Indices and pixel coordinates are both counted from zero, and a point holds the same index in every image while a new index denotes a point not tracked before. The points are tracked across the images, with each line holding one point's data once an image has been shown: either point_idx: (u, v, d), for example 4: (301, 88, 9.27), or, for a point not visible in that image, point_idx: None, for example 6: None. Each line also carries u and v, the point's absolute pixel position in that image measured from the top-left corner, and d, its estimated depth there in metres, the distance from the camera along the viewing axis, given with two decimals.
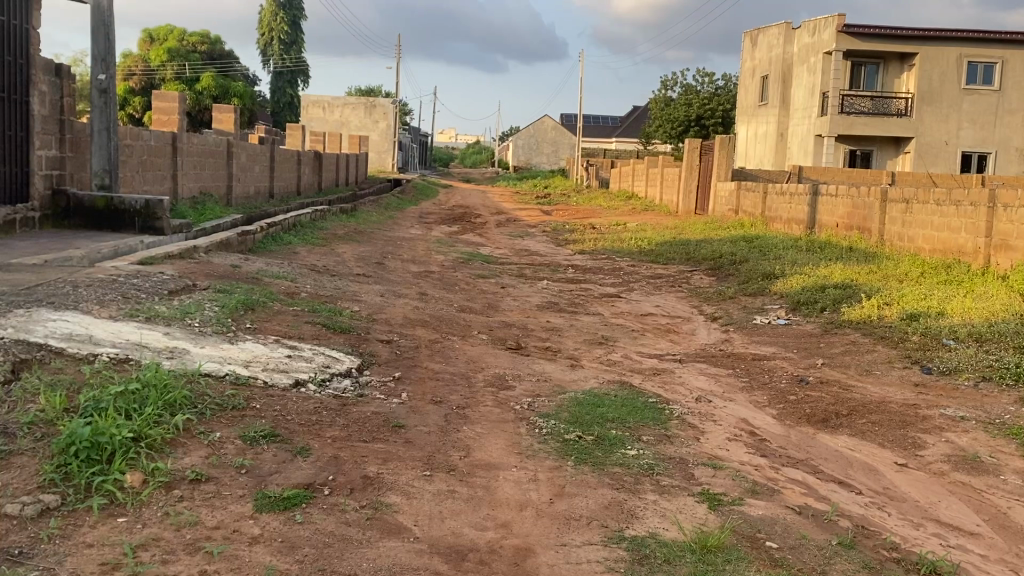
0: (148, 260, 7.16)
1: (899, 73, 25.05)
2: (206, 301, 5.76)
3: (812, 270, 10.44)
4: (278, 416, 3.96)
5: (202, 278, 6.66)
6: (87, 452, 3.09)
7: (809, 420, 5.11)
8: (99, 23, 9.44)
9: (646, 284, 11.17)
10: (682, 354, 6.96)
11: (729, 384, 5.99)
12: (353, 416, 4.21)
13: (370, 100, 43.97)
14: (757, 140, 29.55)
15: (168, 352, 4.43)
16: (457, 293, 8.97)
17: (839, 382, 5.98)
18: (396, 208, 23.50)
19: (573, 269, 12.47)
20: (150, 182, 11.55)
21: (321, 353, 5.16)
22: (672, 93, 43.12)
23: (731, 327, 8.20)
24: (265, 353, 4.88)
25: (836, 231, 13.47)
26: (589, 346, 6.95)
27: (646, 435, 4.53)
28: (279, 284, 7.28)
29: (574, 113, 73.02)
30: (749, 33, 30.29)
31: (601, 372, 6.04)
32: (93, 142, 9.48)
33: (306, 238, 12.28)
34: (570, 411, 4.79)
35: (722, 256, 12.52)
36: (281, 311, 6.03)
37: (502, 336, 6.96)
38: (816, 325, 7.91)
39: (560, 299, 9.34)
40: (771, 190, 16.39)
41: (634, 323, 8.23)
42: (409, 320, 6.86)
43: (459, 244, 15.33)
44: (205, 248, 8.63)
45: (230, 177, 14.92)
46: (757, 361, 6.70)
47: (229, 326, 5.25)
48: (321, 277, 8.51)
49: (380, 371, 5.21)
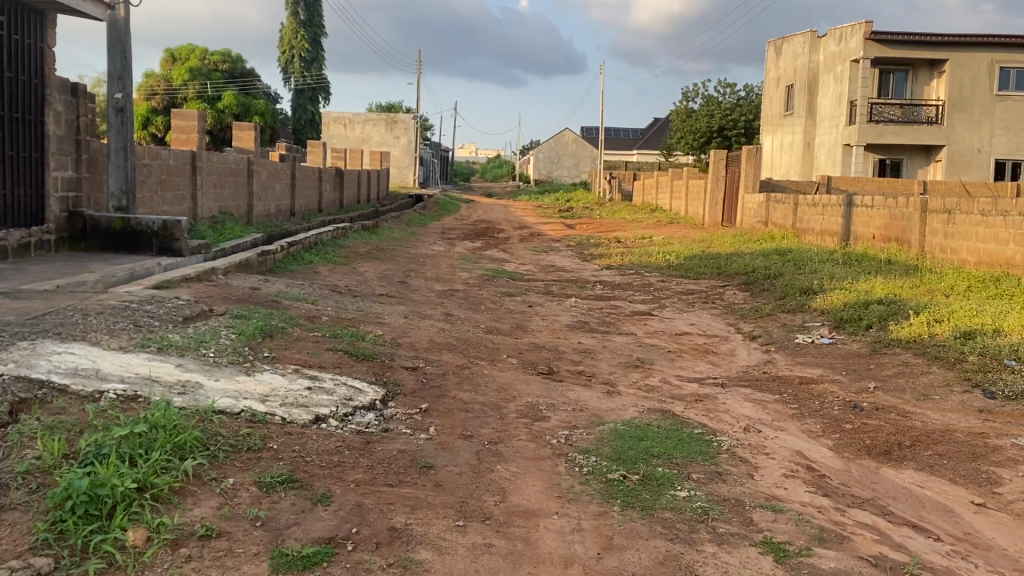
0: (164, 284, 6.90)
1: (929, 80, 24.57)
2: (222, 328, 5.46)
3: (852, 284, 10.01)
4: (297, 459, 3.64)
5: (219, 303, 6.37)
6: (84, 507, 2.78)
7: (868, 452, 4.72)
8: (115, 41, 9.24)
9: (678, 300, 10.80)
10: (723, 377, 6.58)
11: (778, 412, 5.60)
12: (377, 455, 3.88)
13: (391, 116, 43.88)
14: (783, 149, 29.06)
15: (180, 387, 4.12)
16: (483, 313, 8.64)
17: (895, 408, 5.57)
18: (418, 224, 23.27)
19: (601, 285, 12.12)
20: (170, 202, 11.35)
21: (344, 385, 4.84)
22: (694, 104, 42.71)
23: (771, 347, 7.80)
24: (284, 386, 4.57)
25: (873, 242, 13.03)
26: (625, 370, 6.59)
27: (696, 473, 4.16)
28: (299, 307, 7.00)
29: (595, 127, 72.81)
30: (772, 43, 29.85)
31: (640, 400, 5.67)
32: (110, 162, 9.25)
33: (327, 257, 12.04)
34: (610, 445, 4.44)
35: (755, 270, 12.12)
36: (301, 337, 5.71)
37: (533, 360, 6.62)
38: (863, 345, 7.49)
39: (591, 318, 8.98)
40: (802, 201, 15.96)
41: (670, 343, 7.86)
42: (435, 344, 6.53)
43: (483, 260, 15.03)
44: (223, 270, 8.37)
45: (250, 196, 14.73)
46: (804, 384, 6.31)
47: (245, 356, 4.94)
48: (343, 299, 8.22)
49: (405, 403, 4.88)
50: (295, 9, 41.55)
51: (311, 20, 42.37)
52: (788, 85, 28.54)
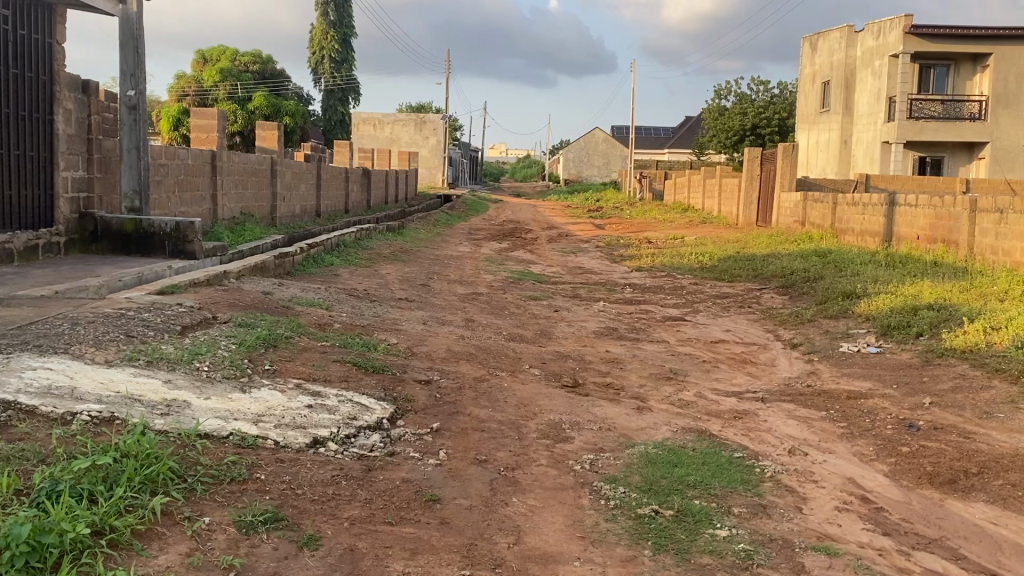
0: (169, 289, 6.54)
1: (971, 75, 23.71)
2: (222, 338, 5.08)
3: (897, 288, 9.46)
4: (285, 492, 3.22)
5: (224, 309, 5.98)
6: (25, 559, 2.38)
7: (931, 481, 4.22)
8: (128, 37, 8.93)
9: (712, 304, 10.29)
10: (764, 391, 6.08)
11: (825, 432, 5.11)
12: (378, 486, 3.46)
13: (420, 116, 43.09)
14: (819, 147, 28.29)
15: (164, 408, 3.73)
16: (506, 319, 8.20)
17: (956, 428, 5.05)
18: (445, 224, 22.88)
19: (631, 288, 11.63)
20: (188, 203, 11.05)
21: (350, 401, 4.43)
22: (726, 102, 41.84)
23: (814, 357, 7.29)
24: (282, 404, 4.16)
25: (917, 243, 12.41)
26: (656, 382, 6.11)
27: (737, 507, 3.69)
28: (310, 313, 6.60)
29: (626, 127, 72.06)
30: (808, 38, 29.08)
31: (672, 417, 5.19)
32: (122, 162, 8.94)
33: (349, 259, 11.68)
34: (642, 473, 3.99)
35: (793, 272, 11.57)
36: (307, 347, 5.30)
37: (557, 371, 6.16)
38: (913, 355, 6.95)
39: (620, 324, 8.51)
40: (841, 200, 15.34)
41: (705, 352, 7.36)
42: (452, 354, 6.10)
43: (509, 262, 14.61)
44: (235, 274, 8.01)
45: (274, 197, 14.43)
46: (853, 400, 5.80)
47: (242, 370, 4.54)
48: (359, 304, 7.83)
49: (416, 422, 4.46)
50: (325, 10, 41.80)
51: (342, 21, 42.46)
52: (824, 81, 27.78)
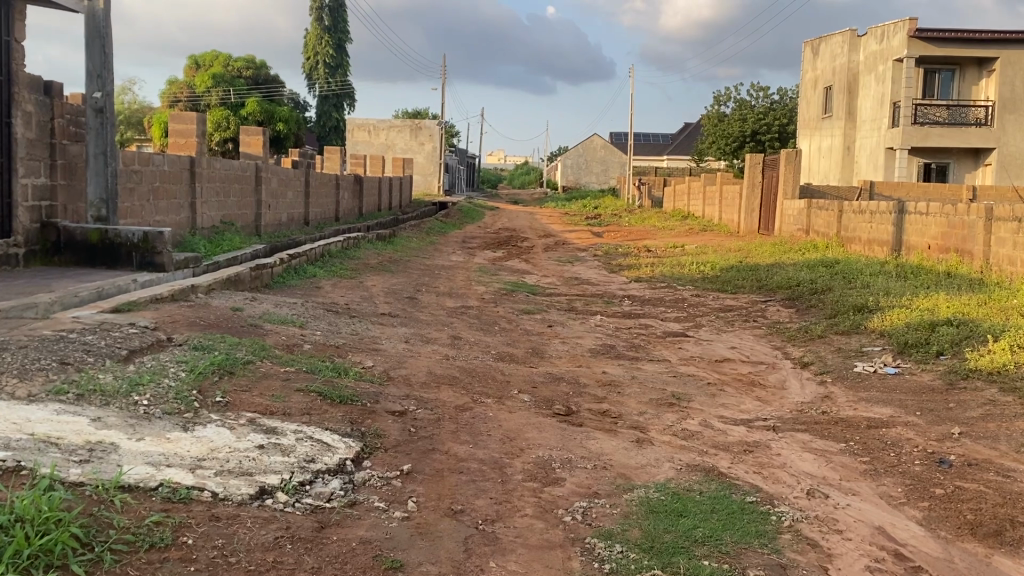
0: (125, 306, 5.99)
1: (977, 80, 23.32)
2: (171, 365, 4.53)
3: (911, 302, 8.94)
4: (215, 561, 2.68)
5: (182, 329, 5.45)
6: None
7: (973, 533, 3.68)
8: (94, 35, 8.42)
9: (716, 318, 9.76)
10: (775, 419, 5.55)
11: (846, 469, 4.57)
12: (329, 550, 2.92)
13: (415, 123, 41.87)
14: (821, 154, 27.80)
15: (83, 453, 3.18)
16: (496, 336, 7.65)
17: (993, 464, 4.52)
18: (439, 232, 22.38)
19: (630, 300, 11.12)
20: (164, 212, 10.51)
21: (309, 439, 3.90)
22: (725, 109, 41.33)
23: (828, 378, 6.76)
24: (228, 445, 3.62)
25: (928, 253, 11.90)
26: (656, 409, 5.57)
27: (753, 568, 3.15)
28: (278, 332, 6.06)
29: (625, 135, 71.63)
30: (809, 43, 28.62)
31: (675, 452, 4.64)
32: (88, 168, 8.39)
33: (333, 270, 11.16)
34: (642, 526, 3.45)
35: (800, 284, 11.06)
36: (267, 373, 4.75)
37: (548, 397, 5.61)
38: (935, 376, 6.41)
39: (619, 341, 7.98)
40: (847, 207, 14.84)
41: (709, 373, 6.83)
42: (433, 378, 5.55)
43: (502, 272, 14.08)
44: (205, 287, 7.46)
45: (258, 205, 13.91)
46: (874, 430, 5.26)
47: (188, 403, 4.00)
48: (337, 320, 7.29)
49: (384, 462, 3.92)
50: (319, 15, 41.70)
51: (336, 26, 42.36)
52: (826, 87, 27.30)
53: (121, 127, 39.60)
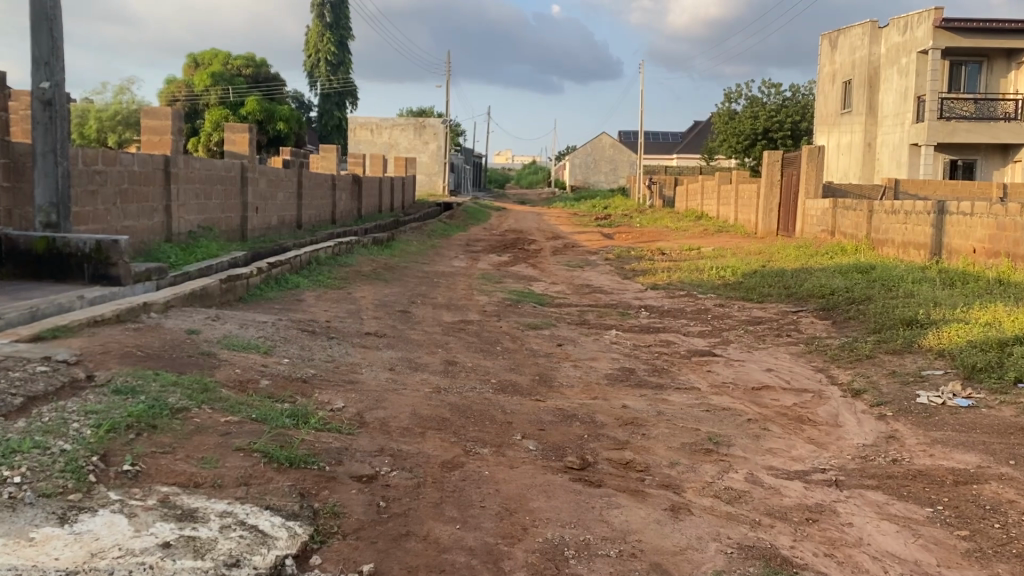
0: (51, 333, 4.99)
1: (1005, 72, 22.20)
2: (74, 416, 3.53)
3: (968, 314, 7.90)
4: None
5: (109, 365, 4.43)
6: None
7: None
8: (40, 17, 7.41)
9: (743, 333, 8.73)
10: (837, 471, 4.52)
11: (943, 549, 3.54)
12: None
13: (420, 120, 40.79)
14: (840, 151, 26.70)
15: None
16: (497, 359, 6.65)
17: None
18: (441, 235, 21.41)
19: (647, 311, 10.12)
20: (135, 216, 9.54)
21: (238, 528, 2.89)
22: (737, 106, 40.29)
23: (888, 411, 5.73)
24: (118, 546, 2.60)
25: (973, 258, 10.86)
26: (691, 459, 4.54)
27: None
28: (233, 363, 5.06)
29: (633, 136, 70.57)
30: (826, 36, 27.52)
31: (721, 526, 3.63)
32: (36, 169, 7.40)
33: (320, 279, 10.18)
34: None
35: (834, 292, 10.02)
36: (200, 426, 3.74)
37: (558, 444, 4.58)
38: (1019, 411, 5.35)
39: (638, 363, 6.96)
40: (878, 207, 13.80)
41: (748, 405, 5.80)
42: (417, 423, 4.54)
43: (508, 279, 13.09)
44: (161, 307, 6.45)
45: (245, 207, 12.93)
46: (963, 487, 4.22)
47: (79, 479, 3.00)
48: (312, 343, 6.28)
49: (340, 560, 2.91)
50: (321, 11, 40.94)
51: (338, 22, 41.59)
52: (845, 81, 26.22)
53: (118, 127, 38.39)
